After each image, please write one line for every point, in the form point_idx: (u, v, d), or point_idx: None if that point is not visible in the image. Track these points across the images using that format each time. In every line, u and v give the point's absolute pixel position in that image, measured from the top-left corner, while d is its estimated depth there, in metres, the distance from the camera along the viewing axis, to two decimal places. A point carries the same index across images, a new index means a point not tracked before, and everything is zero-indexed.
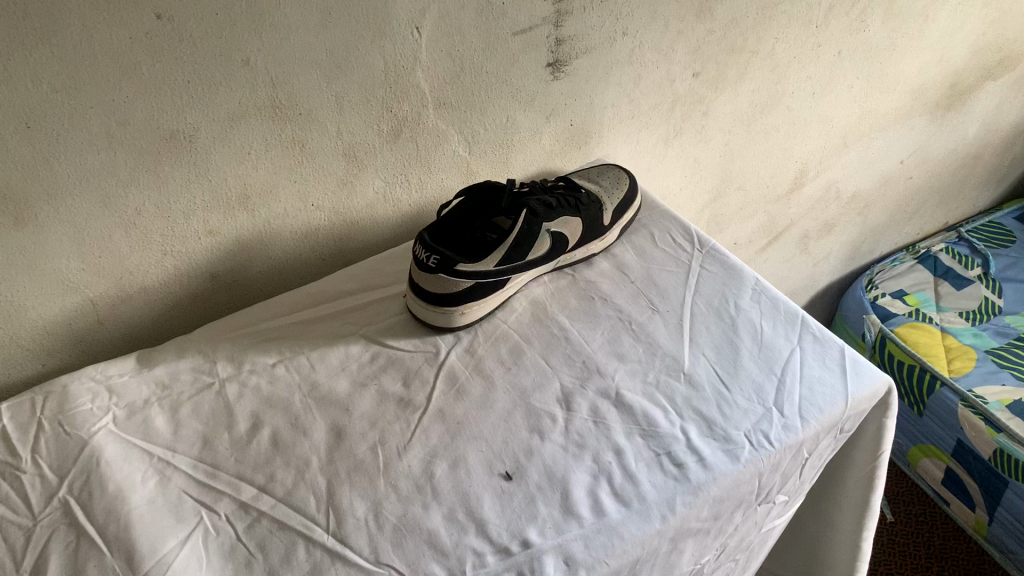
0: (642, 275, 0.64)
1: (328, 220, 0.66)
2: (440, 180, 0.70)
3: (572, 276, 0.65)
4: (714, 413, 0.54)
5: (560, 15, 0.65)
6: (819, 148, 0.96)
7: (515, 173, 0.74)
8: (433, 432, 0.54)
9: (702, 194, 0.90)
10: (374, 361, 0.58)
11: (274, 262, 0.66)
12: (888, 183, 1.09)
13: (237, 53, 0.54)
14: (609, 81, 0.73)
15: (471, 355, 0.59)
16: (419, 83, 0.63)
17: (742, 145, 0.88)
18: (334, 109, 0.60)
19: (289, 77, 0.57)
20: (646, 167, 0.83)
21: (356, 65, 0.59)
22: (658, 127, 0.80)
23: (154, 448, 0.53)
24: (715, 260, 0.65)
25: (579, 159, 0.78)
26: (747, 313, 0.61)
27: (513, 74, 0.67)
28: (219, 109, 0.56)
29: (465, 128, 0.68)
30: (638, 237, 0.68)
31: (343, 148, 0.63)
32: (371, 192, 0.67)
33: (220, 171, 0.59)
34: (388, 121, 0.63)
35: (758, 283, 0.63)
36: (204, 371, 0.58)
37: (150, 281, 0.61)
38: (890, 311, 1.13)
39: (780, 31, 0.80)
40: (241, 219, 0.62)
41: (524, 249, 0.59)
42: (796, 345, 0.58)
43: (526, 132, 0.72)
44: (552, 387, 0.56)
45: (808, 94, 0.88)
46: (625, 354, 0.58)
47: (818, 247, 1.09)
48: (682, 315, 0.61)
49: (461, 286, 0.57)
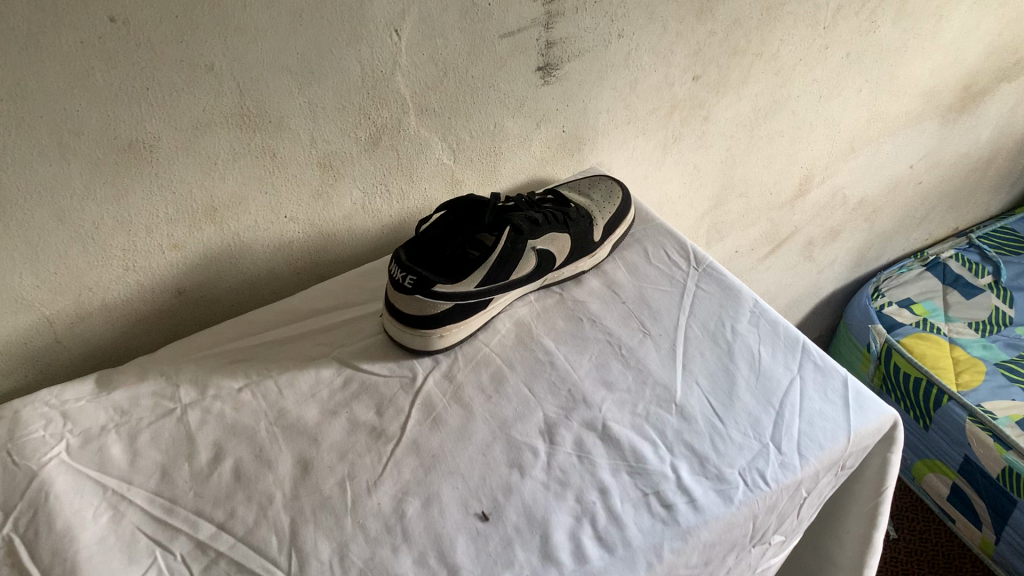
0: (634, 295, 0.60)
1: (303, 232, 0.62)
2: (423, 190, 0.66)
3: (560, 295, 0.61)
4: (707, 448, 0.51)
5: (551, 16, 0.61)
6: (825, 153, 0.92)
7: (503, 183, 0.71)
8: (406, 466, 0.50)
9: (702, 201, 0.86)
10: (346, 386, 0.55)
11: (245, 276, 0.62)
12: (897, 188, 1.05)
13: (199, 58, 0.50)
14: (604, 85, 0.69)
15: (450, 380, 0.55)
16: (398, 88, 0.59)
17: (745, 150, 0.84)
18: (307, 116, 0.57)
19: (257, 83, 0.53)
20: (642, 174, 0.79)
21: (330, 70, 0.55)
22: (656, 133, 0.76)
23: (109, 480, 0.50)
24: (712, 279, 0.62)
25: (571, 167, 0.74)
26: (744, 338, 0.57)
27: (500, 78, 0.63)
28: (182, 117, 0.52)
29: (449, 135, 0.64)
30: (631, 253, 0.64)
31: (317, 157, 0.59)
32: (349, 203, 0.63)
33: (184, 183, 0.55)
34: (366, 129, 0.60)
35: (757, 305, 0.60)
36: (166, 396, 0.55)
37: (111, 298, 0.57)
38: (897, 321, 1.09)
39: (786, 32, 0.75)
40: (208, 233, 0.58)
41: (508, 268, 0.56)
42: (796, 373, 0.55)
43: (515, 139, 0.68)
44: (535, 418, 0.53)
45: (815, 98, 0.84)
46: (614, 382, 0.55)
47: (823, 254, 1.05)
48: (675, 339, 0.57)
49: (439, 308, 0.53)
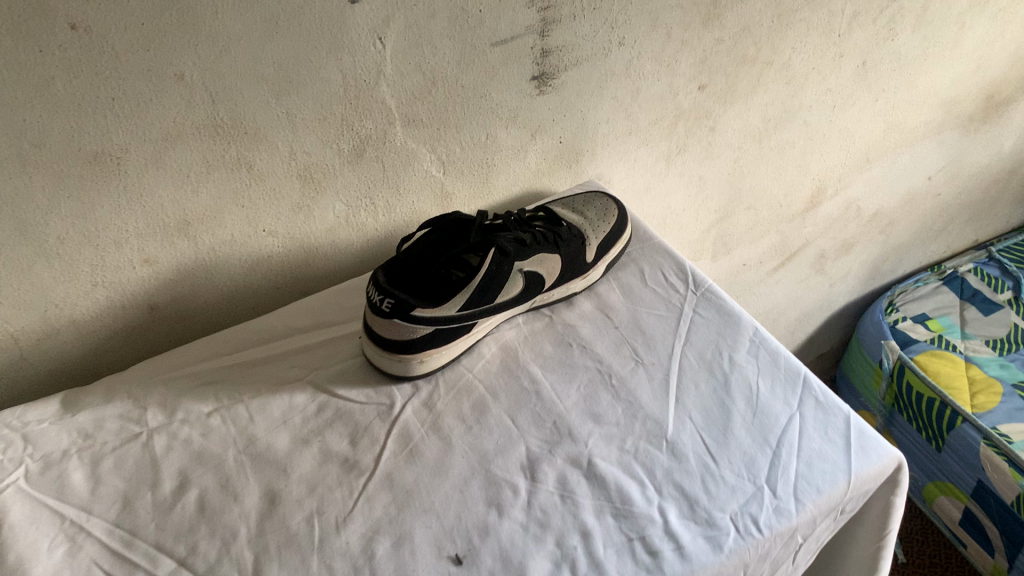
0: (628, 320, 0.57)
1: (283, 246, 0.60)
2: (410, 204, 0.63)
3: (549, 318, 0.58)
4: (698, 489, 0.47)
5: (546, 23, 0.58)
6: (838, 164, 0.88)
7: (496, 195, 0.68)
8: (378, 502, 0.47)
9: (708, 213, 0.83)
10: (320, 414, 0.52)
11: (221, 292, 0.60)
12: (914, 200, 1.01)
13: (168, 67, 0.48)
14: (603, 94, 0.66)
15: (430, 409, 0.52)
16: (383, 98, 0.56)
17: (753, 161, 0.81)
18: (286, 128, 0.54)
19: (232, 93, 0.51)
20: (644, 186, 0.75)
21: (309, 79, 0.52)
22: (659, 143, 0.73)
23: (67, 509, 0.47)
24: (711, 304, 0.58)
25: (568, 179, 0.71)
26: (742, 369, 0.54)
27: (493, 88, 0.60)
28: (151, 128, 0.50)
29: (438, 146, 0.61)
30: (626, 274, 0.61)
31: (297, 170, 0.56)
32: (331, 216, 0.60)
33: (155, 196, 0.52)
34: (349, 140, 0.57)
35: (757, 332, 0.56)
36: (132, 419, 0.52)
37: (80, 313, 0.55)
38: (911, 337, 1.06)
39: (798, 40, 0.72)
40: (181, 247, 0.56)
41: (493, 292, 0.53)
42: (796, 410, 0.52)
43: (508, 150, 0.65)
44: (516, 452, 0.50)
45: (828, 108, 0.81)
46: (602, 415, 0.52)
47: (835, 267, 1.02)
48: (669, 369, 0.54)
49: (419, 333, 0.51)
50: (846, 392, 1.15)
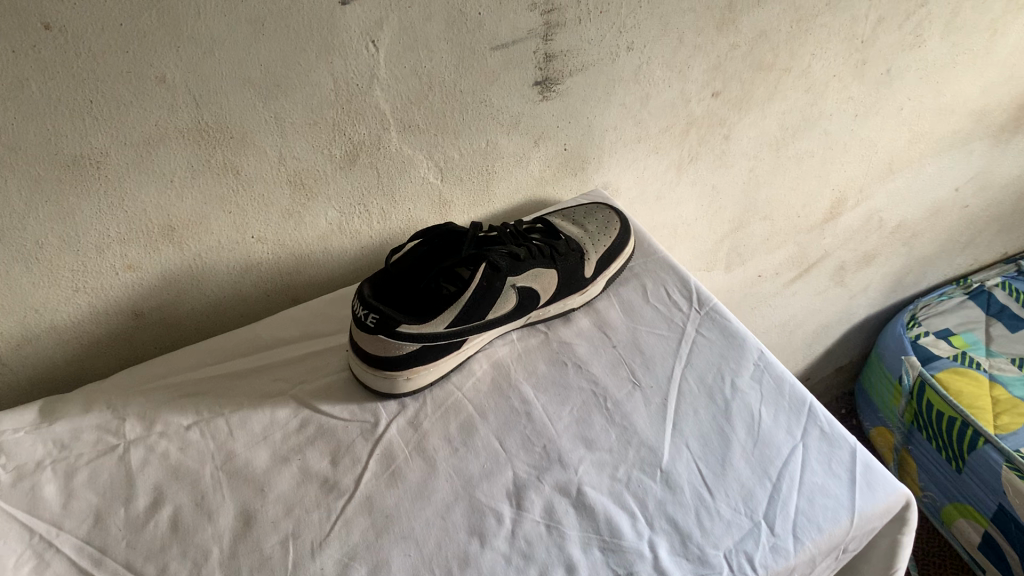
0: (627, 339, 0.55)
1: (272, 253, 0.58)
2: (407, 211, 0.61)
3: (545, 334, 0.56)
4: (691, 523, 0.44)
5: (550, 27, 0.56)
6: (860, 175, 0.85)
7: (496, 204, 0.65)
8: (356, 526, 0.45)
9: (722, 223, 0.80)
10: (302, 430, 0.50)
11: (208, 299, 0.58)
12: (940, 213, 0.97)
13: (150, 69, 0.46)
14: (611, 100, 0.63)
15: (415, 429, 0.50)
16: (377, 103, 0.54)
17: (770, 171, 0.78)
18: (274, 132, 0.52)
19: (216, 96, 0.49)
20: (654, 195, 0.73)
21: (298, 83, 0.50)
22: (670, 152, 0.70)
23: (37, 524, 0.45)
24: (715, 324, 0.56)
25: (574, 186, 0.68)
26: (745, 395, 0.51)
27: (493, 93, 0.58)
28: (132, 131, 0.48)
29: (436, 152, 0.59)
30: (627, 290, 0.59)
31: (287, 175, 0.54)
32: (323, 223, 0.58)
33: (137, 201, 0.51)
34: (341, 146, 0.55)
35: (762, 356, 0.54)
36: (110, 431, 0.51)
37: (61, 319, 0.53)
38: (932, 353, 1.02)
39: (818, 46, 0.69)
40: (166, 253, 0.54)
41: (484, 308, 0.51)
42: (799, 440, 0.49)
43: (510, 157, 0.62)
44: (503, 478, 0.47)
45: (849, 117, 0.78)
46: (594, 440, 0.49)
47: (855, 279, 0.98)
48: (667, 393, 0.51)
49: (405, 349, 0.49)
50: (864, 408, 1.12)
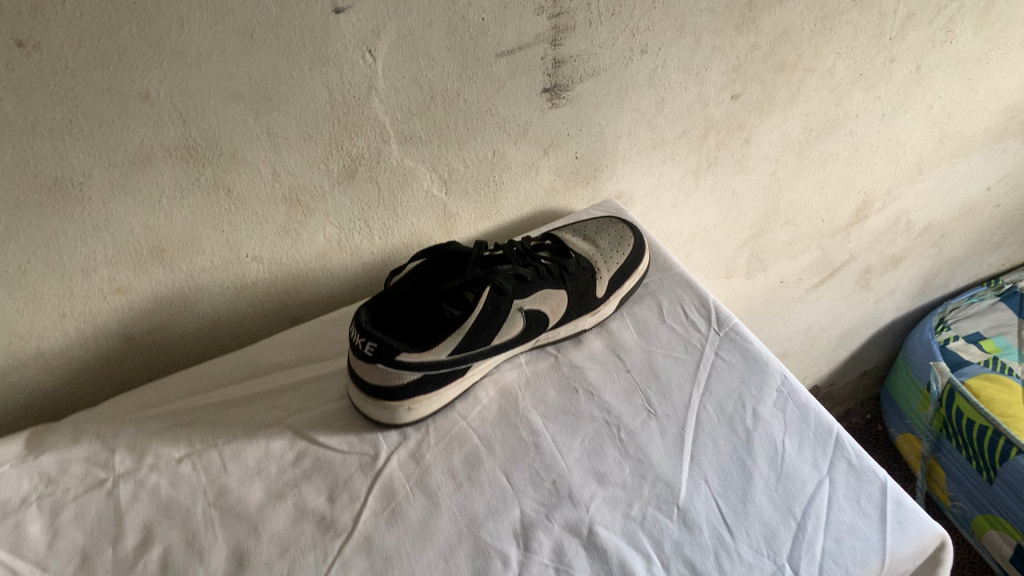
0: (641, 362, 0.52)
1: (268, 272, 0.55)
2: (411, 225, 0.58)
3: (555, 357, 0.53)
4: (710, 567, 0.41)
5: (558, 31, 0.53)
6: (887, 176, 0.81)
7: (503, 215, 0.62)
8: (354, 569, 0.42)
9: (743, 229, 0.76)
10: (298, 463, 0.48)
11: (202, 321, 0.56)
12: (970, 213, 0.93)
13: (133, 86, 0.43)
14: (624, 106, 0.60)
15: (416, 462, 0.47)
16: (376, 115, 0.51)
17: (793, 175, 0.74)
18: (268, 148, 0.49)
19: (205, 112, 0.46)
20: (671, 203, 0.69)
21: (291, 96, 0.47)
22: (687, 157, 0.66)
23: (20, 565, 0.42)
24: (735, 346, 0.52)
25: (586, 196, 0.65)
26: (767, 425, 0.48)
27: (499, 102, 0.54)
28: (116, 151, 0.45)
29: (440, 164, 0.56)
30: (642, 308, 0.56)
31: (281, 192, 0.52)
32: (321, 239, 0.56)
33: (125, 223, 0.48)
34: (338, 160, 0.52)
35: (786, 381, 0.51)
36: (98, 464, 0.48)
37: (47, 345, 0.51)
38: (962, 359, 0.98)
39: (844, 44, 0.65)
40: (156, 275, 0.51)
41: (489, 333, 0.48)
42: (825, 475, 0.46)
43: (517, 167, 0.59)
44: (509, 516, 0.44)
45: (876, 117, 0.74)
46: (607, 475, 0.46)
47: (882, 282, 0.94)
48: (684, 423, 0.48)
49: (406, 379, 0.46)
50: (890, 413, 1.08)
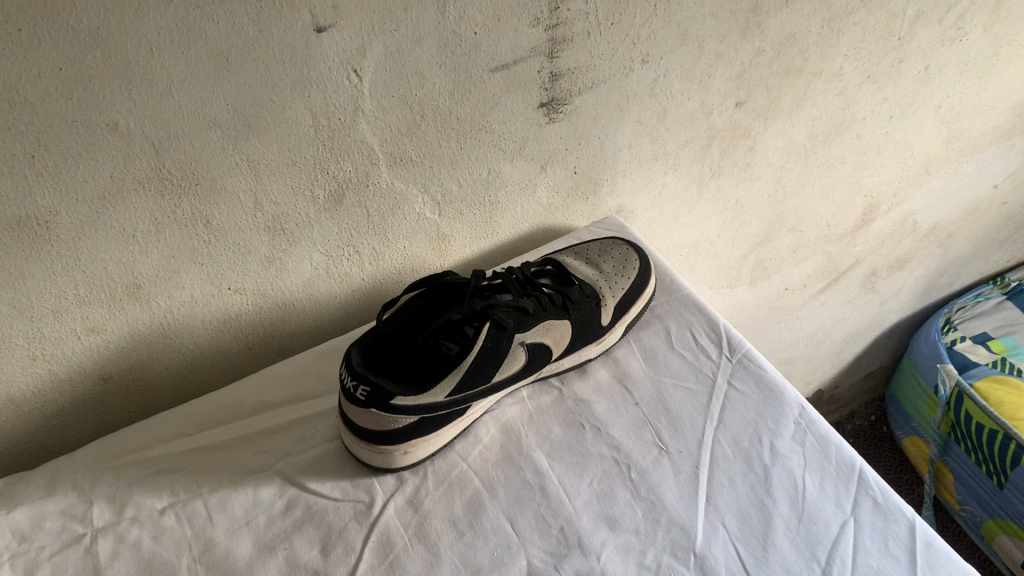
0: (650, 394, 0.49)
1: (252, 304, 0.52)
2: (403, 249, 0.55)
3: (558, 390, 0.50)
4: None
5: (555, 43, 0.49)
6: (894, 178, 0.78)
7: (499, 234, 0.59)
8: None
9: (747, 238, 0.73)
10: (288, 512, 0.44)
11: (183, 358, 0.53)
12: (977, 212, 0.90)
13: (99, 117, 0.39)
14: (624, 118, 0.57)
15: (415, 509, 0.44)
16: (364, 138, 0.48)
17: (798, 181, 0.71)
18: (248, 177, 0.46)
19: (179, 141, 0.42)
20: (673, 215, 0.66)
21: (272, 120, 0.44)
22: (690, 168, 0.63)
23: None
24: (749, 374, 0.50)
25: (585, 212, 0.62)
26: (786, 461, 0.45)
27: (494, 118, 0.51)
28: (84, 186, 0.41)
29: (432, 185, 0.53)
30: (648, 335, 0.53)
31: (263, 221, 0.48)
32: (308, 268, 0.52)
33: (96, 260, 0.44)
34: (324, 186, 0.49)
35: (804, 412, 0.48)
36: (75, 517, 0.45)
37: (17, 389, 0.47)
38: (970, 360, 0.96)
39: (852, 45, 0.62)
40: (133, 312, 0.48)
41: (489, 371, 0.45)
42: (849, 516, 0.43)
43: (513, 186, 0.56)
44: (516, 568, 0.41)
45: (883, 119, 0.71)
46: (618, 519, 0.43)
47: (887, 285, 0.92)
48: (698, 460, 0.46)
49: (401, 423, 0.43)
50: (896, 415, 1.06)
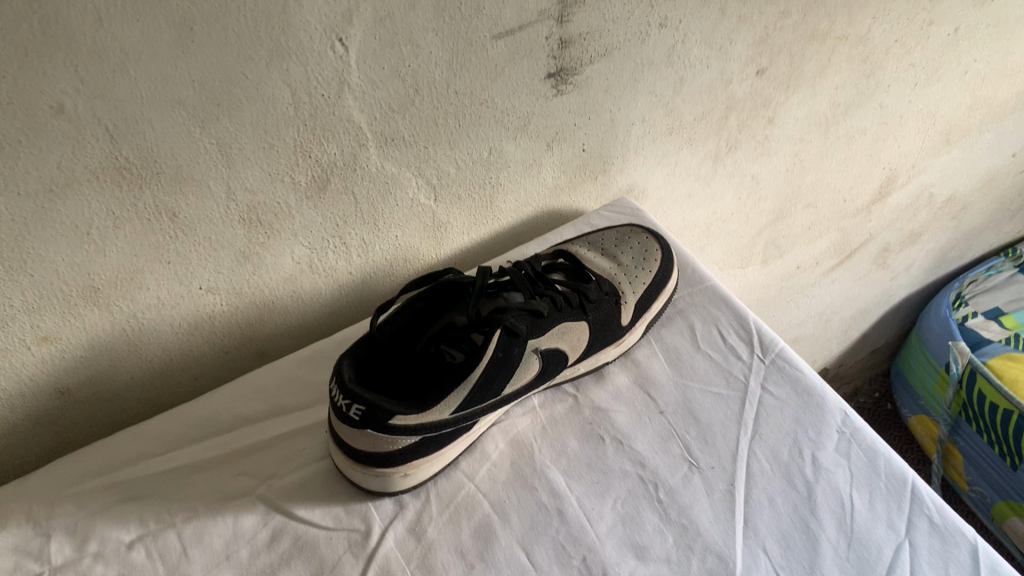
0: (676, 401, 0.44)
1: (228, 304, 0.47)
2: (395, 238, 0.50)
3: (573, 398, 0.45)
4: None
5: (566, 6, 0.43)
6: (914, 149, 0.73)
7: (499, 220, 0.54)
8: None
9: (761, 215, 0.68)
10: (274, 544, 0.39)
11: (151, 365, 0.47)
12: (993, 182, 0.86)
13: (41, 97, 0.32)
14: (638, 89, 0.51)
15: (418, 538, 0.39)
16: (350, 116, 0.42)
17: (816, 154, 0.66)
18: (220, 164, 0.40)
19: (137, 123, 0.36)
20: (686, 193, 0.61)
21: (245, 98, 0.38)
22: (706, 143, 0.58)
23: None
24: (784, 377, 0.45)
25: (593, 192, 0.57)
26: (830, 476, 0.41)
27: (496, 91, 0.46)
28: (26, 178, 0.35)
29: (427, 167, 0.47)
30: (670, 333, 0.48)
31: (238, 212, 0.42)
32: (290, 263, 0.47)
33: (46, 262, 0.38)
34: (307, 171, 0.43)
35: (847, 419, 0.43)
36: (29, 553, 0.39)
37: None
38: (982, 338, 0.91)
39: (882, 6, 0.57)
40: (92, 318, 0.42)
41: (500, 382, 0.39)
42: (902, 538, 0.39)
43: (516, 166, 0.51)
44: None
45: (908, 86, 0.66)
46: (647, 548, 0.38)
47: (899, 260, 0.88)
48: (733, 477, 0.41)
49: (401, 444, 0.38)
50: (903, 394, 1.02)
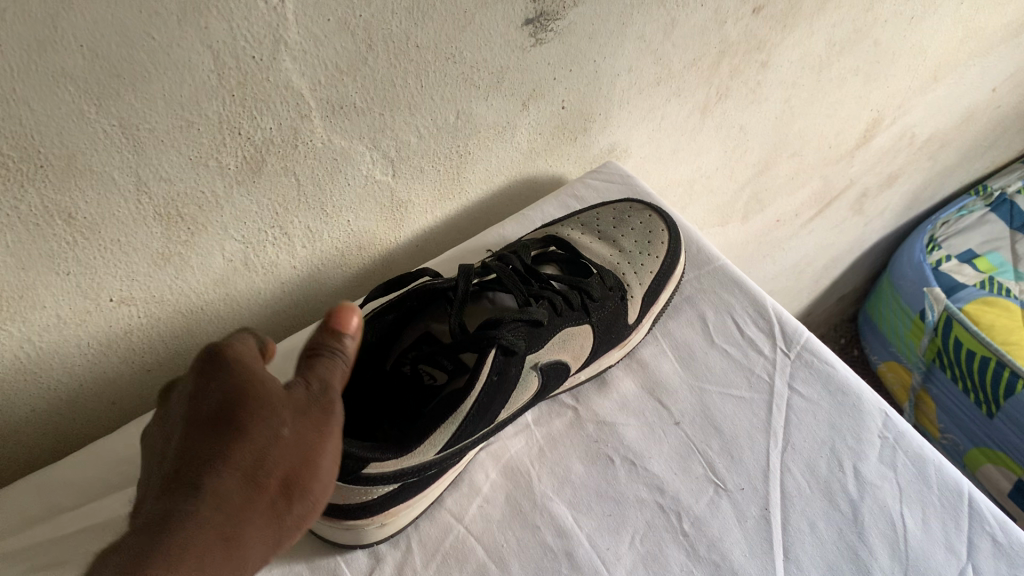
0: (694, 410, 0.38)
1: (148, 316, 0.38)
2: (349, 222, 0.42)
3: (574, 411, 0.39)
4: None
5: None
6: (902, 88, 0.68)
7: (467, 193, 0.47)
8: None
9: (746, 168, 0.62)
10: None
11: (57, 395, 0.38)
12: (971, 119, 0.81)
13: None
14: (626, 35, 0.43)
15: None
16: (290, 81, 0.33)
17: (807, 99, 0.60)
18: (125, 151, 0.31)
19: (9, 104, 0.26)
20: (669, 149, 0.54)
21: (152, 66, 0.28)
22: (694, 94, 0.51)
23: None
24: (814, 375, 0.39)
25: (573, 154, 0.50)
26: (876, 491, 0.35)
27: (465, 43, 0.37)
28: None
29: (384, 139, 0.39)
30: (680, 327, 0.42)
31: (153, 208, 0.33)
32: (221, 260, 0.38)
33: None
34: (236, 153, 0.34)
35: (889, 422, 0.38)
36: None
37: None
38: (957, 282, 0.89)
39: None
40: None
41: (495, 409, 0.33)
42: (965, 564, 0.33)
43: (487, 131, 0.43)
44: None
45: (904, 20, 0.59)
46: None
47: (874, 205, 0.83)
48: (767, 499, 0.35)
49: (375, 495, 0.30)
50: (872, 341, 1.00)
